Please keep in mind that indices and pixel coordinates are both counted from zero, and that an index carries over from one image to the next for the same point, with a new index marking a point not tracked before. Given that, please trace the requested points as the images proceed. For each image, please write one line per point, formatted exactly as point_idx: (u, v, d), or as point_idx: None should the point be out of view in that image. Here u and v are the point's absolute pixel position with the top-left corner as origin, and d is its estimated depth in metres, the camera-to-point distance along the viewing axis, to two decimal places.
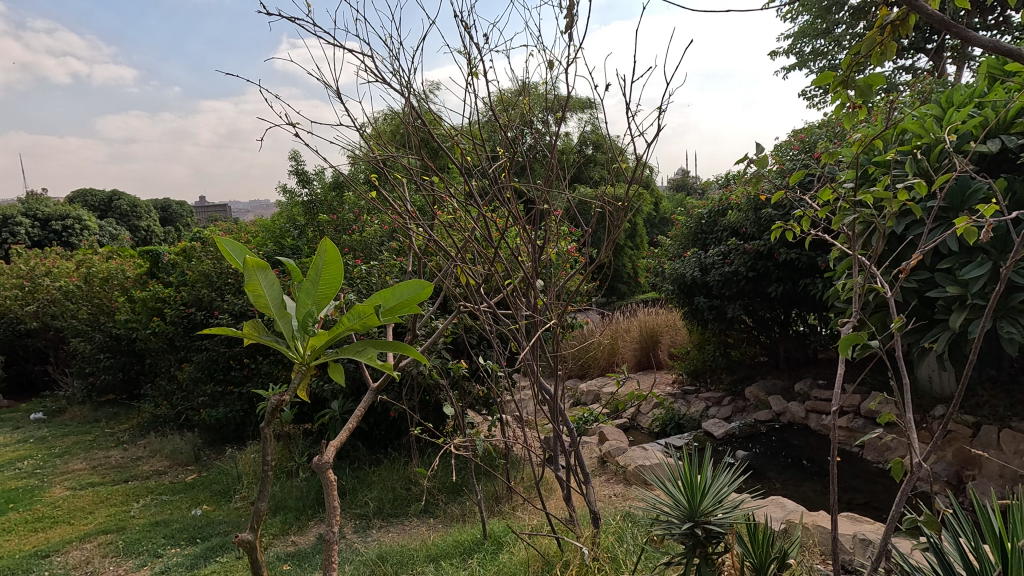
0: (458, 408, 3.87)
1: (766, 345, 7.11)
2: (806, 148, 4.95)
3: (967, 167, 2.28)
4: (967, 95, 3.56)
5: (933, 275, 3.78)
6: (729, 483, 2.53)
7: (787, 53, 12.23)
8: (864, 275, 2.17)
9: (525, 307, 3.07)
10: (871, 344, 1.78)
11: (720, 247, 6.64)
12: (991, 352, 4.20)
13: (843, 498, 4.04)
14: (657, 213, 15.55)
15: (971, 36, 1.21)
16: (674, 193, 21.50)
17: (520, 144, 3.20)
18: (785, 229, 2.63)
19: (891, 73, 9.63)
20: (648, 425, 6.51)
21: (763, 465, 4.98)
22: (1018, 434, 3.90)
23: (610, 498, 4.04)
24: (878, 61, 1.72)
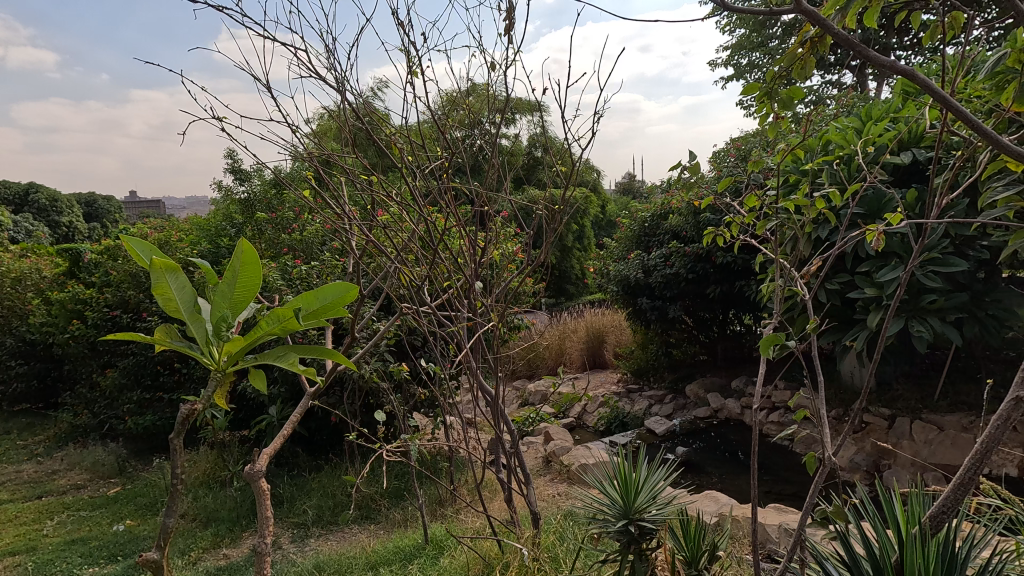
0: (400, 411, 3.81)
1: (705, 344, 7.39)
2: (741, 155, 5.18)
3: (876, 177, 2.45)
4: (883, 111, 3.83)
5: (853, 278, 4.03)
6: (663, 480, 2.59)
7: (725, 64, 12.78)
8: (785, 278, 2.28)
9: (466, 309, 3.03)
10: (789, 343, 1.87)
11: (662, 249, 6.83)
12: (904, 349, 4.51)
13: (774, 490, 4.24)
14: (604, 216, 15.95)
15: (873, 56, 1.30)
16: (621, 196, 22.01)
17: (463, 145, 3.17)
18: (717, 234, 2.73)
19: (818, 87, 10.22)
20: (593, 424, 6.63)
21: (701, 460, 5.16)
22: (928, 425, 4.21)
23: (553, 497, 4.09)
24: (799, 76, 1.81)
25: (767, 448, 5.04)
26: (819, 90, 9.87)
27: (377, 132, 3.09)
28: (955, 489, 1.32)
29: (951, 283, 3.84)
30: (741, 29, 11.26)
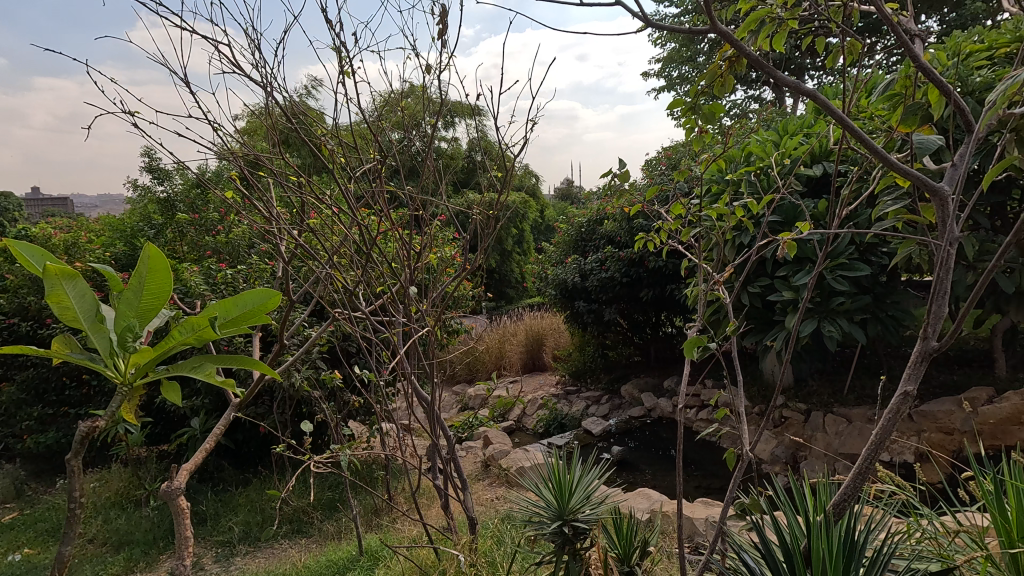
0: (333, 420, 3.68)
1: (639, 345, 7.63)
2: (671, 164, 5.40)
3: (789, 188, 2.62)
4: (798, 126, 4.10)
5: (772, 282, 4.28)
6: (596, 480, 2.66)
7: (657, 76, 13.29)
8: (709, 282, 2.39)
9: (401, 314, 2.96)
10: (712, 346, 1.96)
11: (598, 254, 7.00)
12: (817, 348, 4.84)
13: (703, 485, 4.43)
14: (542, 221, 16.18)
15: (781, 78, 1.40)
16: (560, 201, 22.40)
17: (398, 147, 3.11)
18: (646, 240, 2.82)
19: (741, 102, 10.81)
20: (532, 426, 6.69)
21: (636, 458, 5.31)
22: (838, 418, 4.53)
23: (491, 501, 4.10)
24: (719, 92, 1.91)
25: (697, 444, 5.27)
26: (742, 104, 10.43)
27: (308, 132, 2.99)
28: (855, 477, 1.42)
29: (857, 286, 4.16)
30: (672, 44, 11.74)
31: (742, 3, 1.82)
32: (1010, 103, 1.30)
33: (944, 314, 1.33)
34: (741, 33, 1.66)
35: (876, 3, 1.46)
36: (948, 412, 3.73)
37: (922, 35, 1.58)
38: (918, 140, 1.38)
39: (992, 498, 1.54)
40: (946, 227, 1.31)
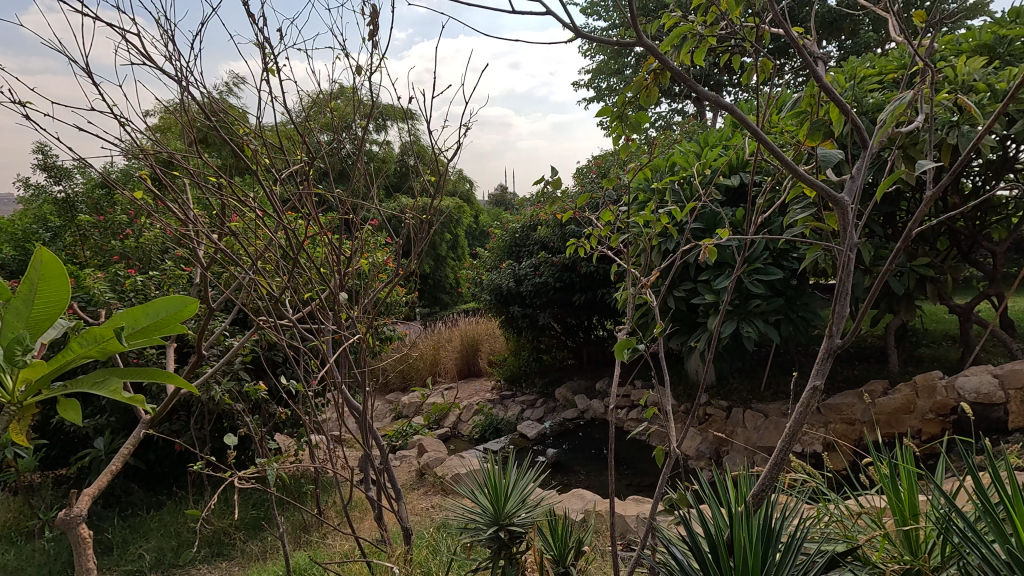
0: (257, 434, 3.49)
1: (572, 349, 7.78)
2: (601, 172, 5.57)
3: (709, 196, 2.77)
4: (717, 138, 4.35)
5: (696, 285, 4.50)
6: (531, 483, 2.69)
7: (587, 86, 13.67)
8: (638, 286, 2.48)
9: (331, 321, 2.84)
10: (640, 347, 2.03)
11: (532, 259, 7.09)
12: (737, 348, 5.13)
13: (634, 483, 4.57)
14: (476, 226, 16.21)
15: (702, 92, 1.48)
16: (494, 206, 22.49)
17: (329, 148, 3.01)
18: (578, 245, 2.88)
19: (665, 114, 11.33)
20: (468, 433, 6.65)
21: (570, 460, 5.40)
22: (756, 413, 4.81)
23: (426, 510, 4.03)
24: (645, 103, 1.99)
25: (627, 444, 5.43)
26: (666, 116, 10.93)
27: (229, 131, 2.83)
28: (771, 468, 1.52)
29: (771, 289, 4.45)
30: (601, 56, 12.12)
31: (665, 19, 1.90)
32: (897, 123, 1.43)
33: (845, 314, 1.45)
34: (665, 47, 1.73)
35: (784, 26, 1.57)
36: (851, 404, 4.06)
37: (823, 58, 1.72)
38: (822, 154, 1.49)
39: (887, 481, 1.68)
40: (846, 234, 1.43)
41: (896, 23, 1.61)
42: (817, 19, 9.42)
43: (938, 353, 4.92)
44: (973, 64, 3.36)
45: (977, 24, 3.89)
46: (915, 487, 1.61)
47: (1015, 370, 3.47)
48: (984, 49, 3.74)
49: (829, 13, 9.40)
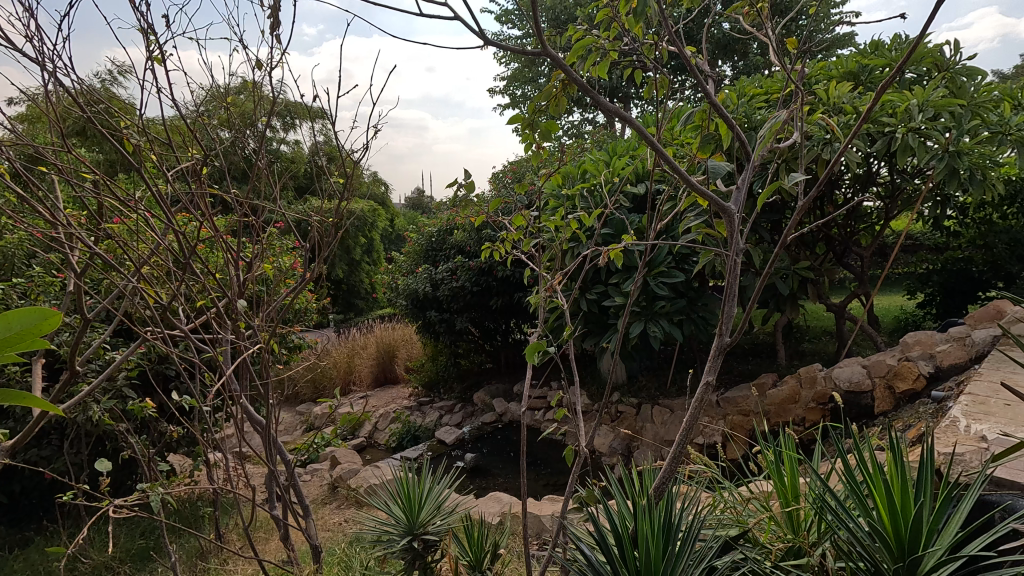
0: (145, 455, 3.18)
1: (490, 353, 7.81)
2: (516, 177, 5.64)
3: (614, 203, 2.88)
4: (624, 148, 4.54)
5: (606, 288, 4.68)
6: (446, 489, 2.67)
7: (503, 93, 13.84)
8: (550, 290, 2.52)
9: (229, 331, 2.65)
10: (551, 349, 2.07)
11: (449, 263, 7.04)
12: (644, 347, 5.38)
13: (550, 482, 4.65)
14: (392, 230, 15.89)
15: (606, 105, 1.55)
16: (410, 210, 22.11)
17: (227, 146, 2.81)
18: (492, 250, 2.89)
19: (577, 122, 11.72)
20: (385, 442, 6.48)
21: (488, 463, 5.41)
22: (663, 409, 5.07)
23: (339, 525, 3.87)
24: (554, 112, 2.03)
25: (544, 445, 5.52)
26: (578, 125, 11.30)
27: (108, 123, 2.57)
28: (671, 461, 1.60)
29: (674, 291, 4.73)
30: (515, 63, 12.32)
31: (571, 32, 1.96)
32: (775, 139, 1.57)
33: (733, 314, 1.56)
34: (571, 59, 1.79)
35: (678, 46, 1.68)
36: (745, 397, 4.39)
37: (714, 77, 1.85)
38: (711, 166, 1.61)
39: (773, 468, 1.83)
40: (733, 240, 1.54)
41: (774, 48, 1.77)
42: (712, 40, 10.17)
43: (818, 348, 5.45)
44: (842, 88, 3.76)
45: (845, 53, 4.37)
46: (796, 472, 1.76)
47: (880, 361, 3.91)
48: (851, 76, 4.21)
49: (722, 35, 10.17)
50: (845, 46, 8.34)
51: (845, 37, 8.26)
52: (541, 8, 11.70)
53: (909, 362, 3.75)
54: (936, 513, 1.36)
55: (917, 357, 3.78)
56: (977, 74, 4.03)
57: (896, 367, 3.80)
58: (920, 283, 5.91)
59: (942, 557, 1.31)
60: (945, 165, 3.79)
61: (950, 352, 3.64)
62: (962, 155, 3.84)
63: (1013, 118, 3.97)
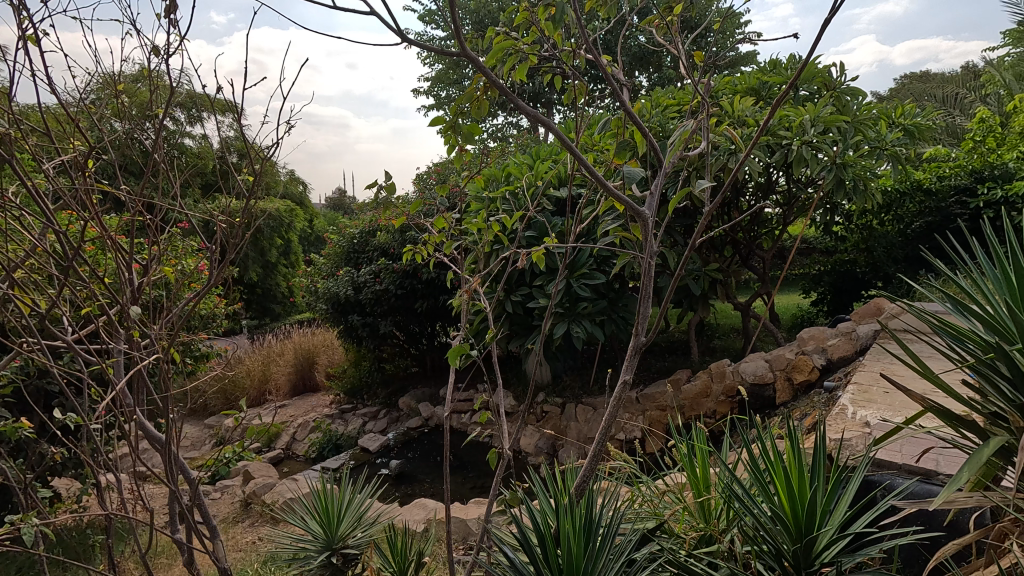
0: (21, 481, 2.83)
1: (416, 357, 7.67)
2: (440, 179, 5.58)
3: (536, 207, 2.90)
4: (547, 152, 4.60)
5: (531, 290, 4.73)
6: (368, 500, 2.58)
7: (427, 94, 13.68)
8: (474, 293, 2.51)
9: (122, 341, 2.40)
10: (474, 353, 2.05)
11: (371, 266, 6.85)
12: (568, 347, 5.49)
13: (477, 485, 4.63)
14: (311, 231, 15.23)
15: (527, 110, 1.54)
16: (331, 210, 21.31)
17: (119, 137, 2.56)
18: (414, 253, 2.82)
19: (501, 126, 11.82)
20: (304, 452, 6.18)
21: (414, 469, 5.30)
22: (587, 407, 5.19)
23: (252, 544, 3.64)
24: (477, 114, 2.00)
25: (470, 448, 5.49)
26: (502, 129, 11.41)
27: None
28: (591, 459, 1.63)
29: (596, 292, 4.86)
30: (439, 65, 12.24)
31: (491, 35, 1.96)
32: (685, 148, 1.64)
33: (648, 314, 1.61)
34: (491, 62, 1.77)
35: (595, 55, 1.71)
36: (662, 392, 4.59)
37: (629, 86, 1.91)
38: (627, 172, 1.65)
39: (687, 460, 1.92)
40: (647, 244, 1.60)
41: (683, 61, 1.86)
42: (629, 52, 10.61)
43: (727, 344, 5.81)
44: (745, 103, 4.04)
45: (747, 70, 4.69)
46: (707, 462, 1.86)
47: (780, 355, 4.22)
48: (753, 91, 4.52)
49: (638, 48, 10.65)
50: (747, 64, 8.98)
51: (748, 56, 8.90)
52: (464, 10, 11.70)
53: (805, 356, 4.09)
54: (829, 495, 1.48)
55: (812, 351, 4.12)
56: (859, 95, 4.46)
57: (794, 361, 4.13)
58: (814, 283, 6.44)
59: (832, 536, 1.43)
60: (833, 176, 4.17)
61: (840, 346, 4.01)
62: (847, 167, 4.24)
63: (888, 135, 4.44)
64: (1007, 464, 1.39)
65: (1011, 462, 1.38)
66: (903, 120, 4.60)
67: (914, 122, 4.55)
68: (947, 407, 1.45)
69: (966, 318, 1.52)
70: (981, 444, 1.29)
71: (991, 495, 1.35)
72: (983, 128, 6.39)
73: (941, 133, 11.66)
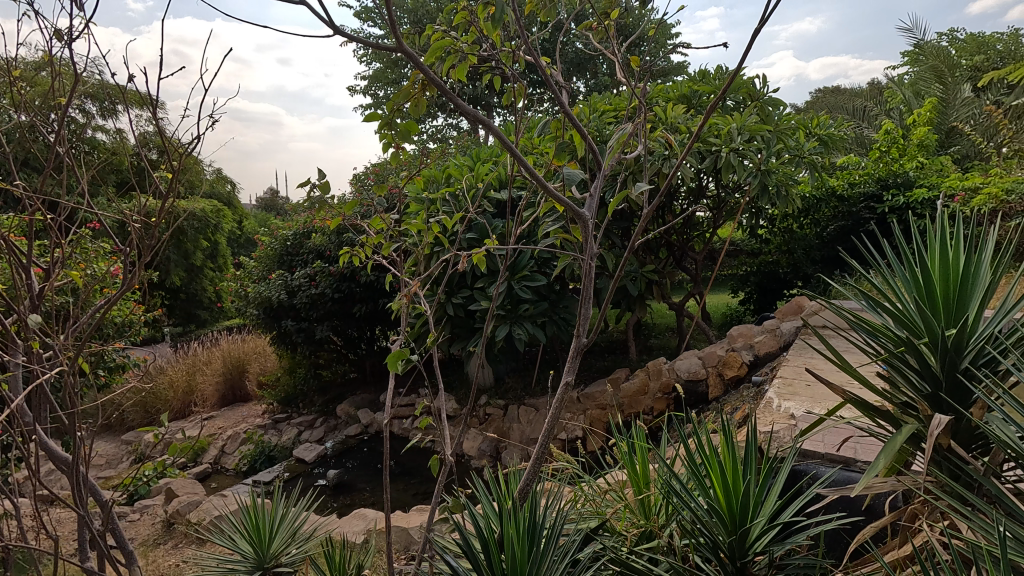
0: None
1: (354, 362, 7.45)
2: (378, 179, 5.44)
3: (477, 208, 2.87)
4: (487, 154, 4.58)
5: (472, 293, 4.68)
6: (302, 514, 2.47)
7: (364, 92, 13.35)
8: (413, 296, 2.45)
9: (20, 352, 2.15)
10: (413, 357, 1.99)
11: (306, 269, 6.60)
12: (509, 349, 5.50)
13: (419, 491, 4.54)
14: (240, 233, 14.50)
15: (464, 109, 1.52)
16: (263, 210, 20.37)
17: (14, 128, 2.31)
18: (351, 255, 2.71)
19: (441, 127, 11.72)
20: (234, 466, 5.84)
21: (353, 478, 5.13)
22: (529, 408, 5.21)
23: (176, 568, 3.39)
24: (415, 112, 1.93)
25: (412, 453, 5.38)
26: (442, 130, 11.32)
27: None
28: (534, 461, 1.63)
29: (537, 294, 4.88)
30: (376, 63, 12.00)
31: (429, 32, 1.91)
32: (623, 151, 1.67)
33: (589, 315, 1.63)
34: (429, 59, 1.72)
35: (534, 56, 1.70)
36: (602, 391, 4.68)
37: (567, 88, 1.92)
38: (566, 173, 1.66)
39: (627, 458, 1.95)
40: (588, 245, 1.61)
41: (620, 66, 1.88)
42: (567, 58, 10.79)
43: (663, 343, 6.01)
44: (677, 110, 4.19)
45: (679, 79, 4.87)
46: (646, 459, 1.90)
47: (712, 352, 4.40)
48: (684, 99, 4.70)
49: (576, 53, 10.86)
50: (678, 73, 9.35)
51: (679, 65, 9.28)
52: (402, 9, 11.52)
53: (735, 352, 4.29)
54: (760, 485, 1.55)
55: (741, 348, 4.33)
56: (780, 106, 4.73)
57: (724, 357, 4.31)
58: (741, 283, 6.77)
59: (764, 526, 1.49)
60: (758, 181, 4.41)
61: (766, 342, 4.27)
62: (771, 173, 4.49)
63: (806, 144, 4.74)
64: (917, 449, 1.50)
65: (919, 447, 1.49)
66: (819, 130, 4.93)
67: (829, 132, 4.88)
68: (864, 398, 1.54)
69: (879, 314, 1.62)
70: (895, 433, 1.38)
71: (903, 478, 1.45)
72: (887, 140, 6.94)
73: (851, 144, 12.61)
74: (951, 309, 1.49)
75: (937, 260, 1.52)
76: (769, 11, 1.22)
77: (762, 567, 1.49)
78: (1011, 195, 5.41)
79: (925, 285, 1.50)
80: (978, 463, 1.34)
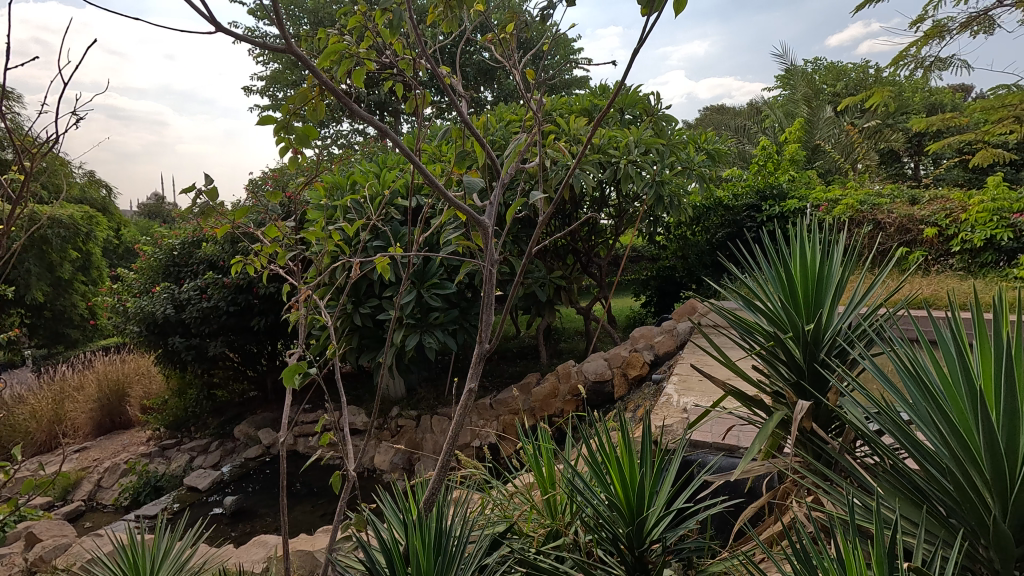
0: None
1: (254, 379, 6.98)
2: (277, 185, 5.16)
3: (380, 215, 2.77)
4: (393, 160, 4.49)
5: (380, 302, 4.55)
6: (189, 546, 2.25)
7: (260, 93, 12.64)
8: (313, 307, 2.32)
9: None
10: (312, 371, 1.89)
11: (196, 281, 6.11)
12: (419, 359, 5.41)
13: (325, 512, 4.33)
14: (118, 242, 13.18)
15: (357, 112, 1.46)
16: (145, 217, 18.68)
17: None
18: (244, 264, 2.52)
19: (346, 132, 11.42)
20: (113, 501, 5.25)
21: (252, 504, 4.78)
22: (442, 417, 5.15)
23: None
24: (312, 116, 1.81)
25: (317, 473, 5.12)
26: (346, 135, 11.01)
27: None
28: (440, 470, 1.61)
29: (447, 302, 4.85)
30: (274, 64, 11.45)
31: (323, 35, 1.85)
32: (520, 160, 1.70)
33: (491, 321, 1.64)
34: (323, 63, 1.64)
35: (433, 65, 1.69)
36: (514, 396, 4.73)
37: (466, 97, 1.93)
38: (466, 181, 1.66)
39: (534, 461, 1.99)
40: (488, 251, 1.62)
41: (518, 79, 1.91)
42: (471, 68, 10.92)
43: (571, 346, 6.21)
44: (579, 122, 4.37)
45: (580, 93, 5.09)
46: (552, 461, 1.94)
47: (617, 353, 4.60)
48: (586, 111, 4.91)
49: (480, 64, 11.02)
50: (580, 87, 9.79)
51: (580, 81, 9.71)
52: (301, 9, 11.09)
53: (637, 353, 4.51)
54: (655, 477, 1.63)
55: (643, 348, 4.57)
56: (672, 121, 5.08)
57: (628, 358, 4.53)
58: (643, 287, 7.15)
59: (659, 515, 1.57)
60: (654, 192, 4.71)
61: (664, 342, 4.55)
62: (665, 184, 4.80)
63: (695, 158, 5.12)
64: (786, 433, 1.66)
65: (788, 431, 1.65)
66: (707, 144, 5.35)
67: (714, 147, 5.31)
68: (742, 390, 1.68)
69: (753, 312, 1.78)
70: (768, 419, 1.52)
71: (776, 461, 1.60)
72: (765, 154, 7.64)
73: (735, 157, 13.85)
74: (810, 305, 1.67)
75: (798, 264, 1.70)
76: (648, 30, 1.31)
77: (659, 554, 1.57)
78: (864, 205, 6.19)
79: (789, 286, 1.67)
80: (835, 442, 1.51)
